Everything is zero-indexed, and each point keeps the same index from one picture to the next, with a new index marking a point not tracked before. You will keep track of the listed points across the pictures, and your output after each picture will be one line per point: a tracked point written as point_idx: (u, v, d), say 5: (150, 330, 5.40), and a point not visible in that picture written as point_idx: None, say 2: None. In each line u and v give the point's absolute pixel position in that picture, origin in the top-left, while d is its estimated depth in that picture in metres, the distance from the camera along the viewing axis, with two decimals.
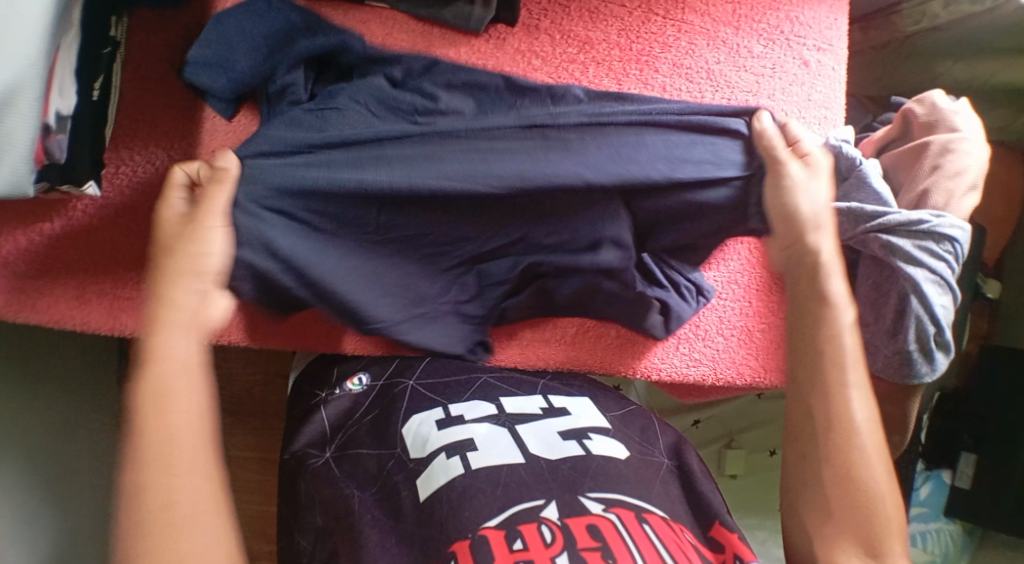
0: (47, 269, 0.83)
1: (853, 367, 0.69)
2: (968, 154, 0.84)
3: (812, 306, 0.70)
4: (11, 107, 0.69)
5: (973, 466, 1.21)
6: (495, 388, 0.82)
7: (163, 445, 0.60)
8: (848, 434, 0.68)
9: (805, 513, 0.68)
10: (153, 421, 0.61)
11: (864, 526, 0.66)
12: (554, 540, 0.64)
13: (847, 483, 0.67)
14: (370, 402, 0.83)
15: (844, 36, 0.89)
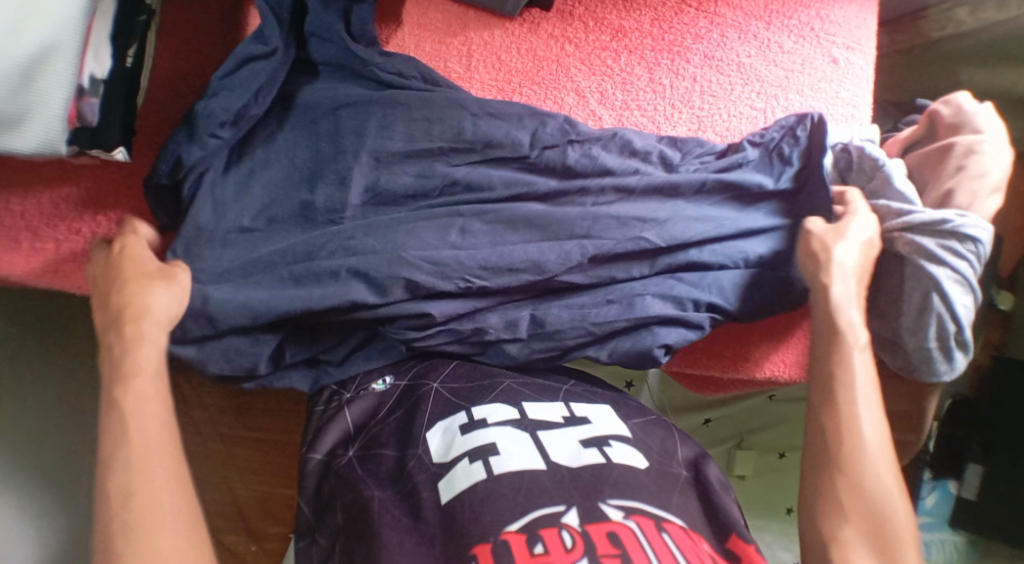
0: (74, 235, 0.83)
1: (864, 388, 0.74)
2: (989, 156, 0.84)
3: (825, 333, 0.77)
4: (45, 65, 0.70)
5: (979, 477, 1.21)
6: (518, 392, 0.79)
7: (140, 460, 0.66)
8: (864, 453, 0.72)
9: (821, 522, 0.70)
10: (138, 443, 0.67)
11: (881, 540, 0.69)
12: (575, 545, 0.63)
13: (860, 498, 0.70)
14: (394, 402, 0.81)
15: (872, 36, 0.91)
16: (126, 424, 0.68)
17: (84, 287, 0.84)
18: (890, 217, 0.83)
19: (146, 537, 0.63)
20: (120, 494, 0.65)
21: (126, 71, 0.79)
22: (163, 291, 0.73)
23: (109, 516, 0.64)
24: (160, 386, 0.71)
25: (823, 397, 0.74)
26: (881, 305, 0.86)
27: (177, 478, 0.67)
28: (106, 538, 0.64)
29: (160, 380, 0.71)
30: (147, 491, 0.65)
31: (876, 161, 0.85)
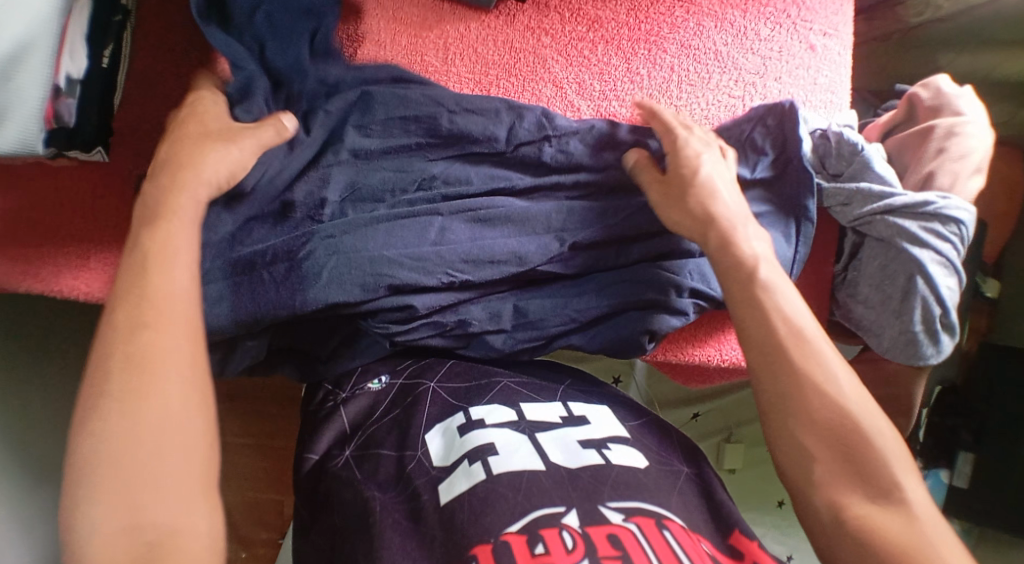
0: (53, 238, 0.83)
1: (804, 317, 0.70)
2: (972, 137, 0.85)
3: (740, 269, 0.73)
4: (21, 62, 0.70)
5: (970, 465, 1.22)
6: (515, 392, 0.78)
7: (155, 416, 0.59)
8: (822, 384, 0.67)
9: (792, 468, 0.66)
10: (158, 371, 0.60)
11: (862, 470, 0.64)
12: (576, 547, 0.63)
13: (826, 431, 0.65)
14: (391, 401, 0.80)
15: (849, 22, 0.92)
16: (133, 377, 0.59)
17: (62, 289, 0.82)
18: (872, 201, 0.83)
19: (148, 470, 0.57)
20: (105, 426, 0.58)
21: (100, 72, 0.79)
22: (219, 160, 0.71)
23: (97, 445, 0.57)
24: (188, 291, 0.64)
25: (754, 351, 0.70)
26: (867, 293, 0.85)
27: (193, 435, 0.60)
28: (104, 498, 0.56)
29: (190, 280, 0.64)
30: (151, 415, 0.59)
31: (855, 145, 0.84)
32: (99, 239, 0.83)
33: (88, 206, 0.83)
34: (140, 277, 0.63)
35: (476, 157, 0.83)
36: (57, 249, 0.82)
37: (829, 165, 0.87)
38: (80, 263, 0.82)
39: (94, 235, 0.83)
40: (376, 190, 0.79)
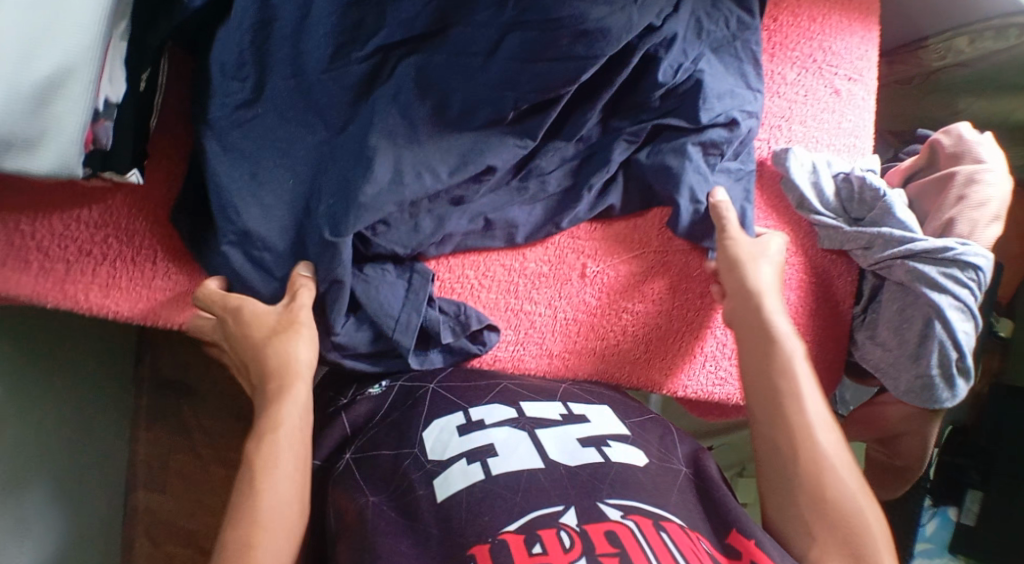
0: (85, 256, 0.83)
1: (807, 384, 0.76)
2: (991, 184, 0.85)
3: (763, 345, 0.78)
4: (64, 87, 0.72)
5: (978, 503, 1.21)
6: (516, 392, 0.80)
7: (274, 508, 0.67)
8: (812, 446, 0.72)
9: (794, 506, 0.71)
10: (269, 480, 0.68)
11: (844, 531, 0.68)
12: (573, 545, 0.64)
13: (818, 499, 0.70)
14: (391, 404, 0.79)
15: (873, 67, 0.93)
16: (252, 472, 0.68)
17: (92, 308, 0.84)
18: (892, 245, 0.84)
19: (265, 515, 0.66)
20: (251, 489, 0.67)
21: (138, 96, 0.79)
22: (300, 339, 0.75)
23: (243, 511, 0.66)
24: (303, 415, 0.72)
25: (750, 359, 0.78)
26: (883, 335, 0.87)
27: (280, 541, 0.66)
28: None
29: (303, 417, 0.72)
30: (270, 506, 0.67)
31: (877, 192, 0.86)
32: (132, 258, 0.84)
33: (121, 224, 0.84)
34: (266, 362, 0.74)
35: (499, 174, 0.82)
36: (86, 267, 0.83)
37: (852, 209, 0.88)
38: (111, 284, 0.84)
39: (126, 253, 0.84)
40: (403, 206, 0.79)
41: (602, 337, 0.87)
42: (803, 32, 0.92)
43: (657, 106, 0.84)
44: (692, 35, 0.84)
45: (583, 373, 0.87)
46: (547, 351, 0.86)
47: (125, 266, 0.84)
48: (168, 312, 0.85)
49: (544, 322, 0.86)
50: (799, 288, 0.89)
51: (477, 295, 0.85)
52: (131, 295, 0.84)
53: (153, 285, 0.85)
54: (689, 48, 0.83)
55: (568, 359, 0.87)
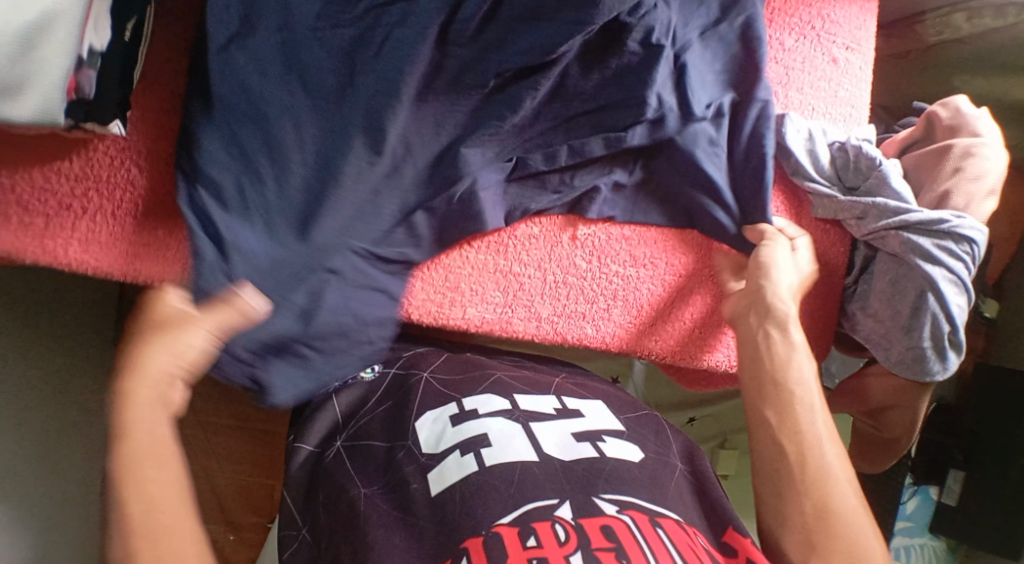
0: (65, 210, 0.81)
1: (815, 406, 0.75)
2: (988, 158, 0.85)
3: (763, 351, 0.77)
4: (48, 32, 0.69)
5: (960, 482, 1.22)
6: (508, 384, 0.79)
7: (164, 516, 0.60)
8: (814, 459, 0.72)
9: (788, 538, 0.70)
10: (150, 487, 0.60)
11: (850, 551, 0.68)
12: (568, 539, 0.63)
13: (824, 514, 0.70)
14: (382, 393, 0.81)
15: (872, 37, 0.92)
16: (124, 482, 0.60)
17: (74, 264, 0.82)
18: (887, 216, 0.84)
19: (142, 524, 0.58)
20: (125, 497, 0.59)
21: (123, 46, 0.77)
22: (211, 319, 0.67)
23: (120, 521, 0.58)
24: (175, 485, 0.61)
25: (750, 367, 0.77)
26: (875, 306, 0.86)
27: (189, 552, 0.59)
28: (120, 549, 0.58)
29: (169, 423, 0.64)
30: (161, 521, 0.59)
31: (873, 161, 0.86)
32: (113, 213, 0.82)
33: (101, 177, 0.81)
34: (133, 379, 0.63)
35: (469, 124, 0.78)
36: (68, 222, 0.81)
37: (846, 178, 0.88)
38: (93, 240, 0.82)
39: (108, 208, 0.82)
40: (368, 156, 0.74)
41: (591, 301, 0.86)
42: None
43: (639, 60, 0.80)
44: (682, 22, 0.80)
45: (572, 336, 0.87)
46: (532, 313, 0.85)
47: (108, 220, 0.82)
48: (150, 271, 0.83)
49: (534, 284, 0.85)
50: None
51: (463, 256, 0.84)
52: (112, 251, 0.82)
53: (135, 241, 0.82)
54: (677, 37, 0.80)
55: (557, 322, 0.86)
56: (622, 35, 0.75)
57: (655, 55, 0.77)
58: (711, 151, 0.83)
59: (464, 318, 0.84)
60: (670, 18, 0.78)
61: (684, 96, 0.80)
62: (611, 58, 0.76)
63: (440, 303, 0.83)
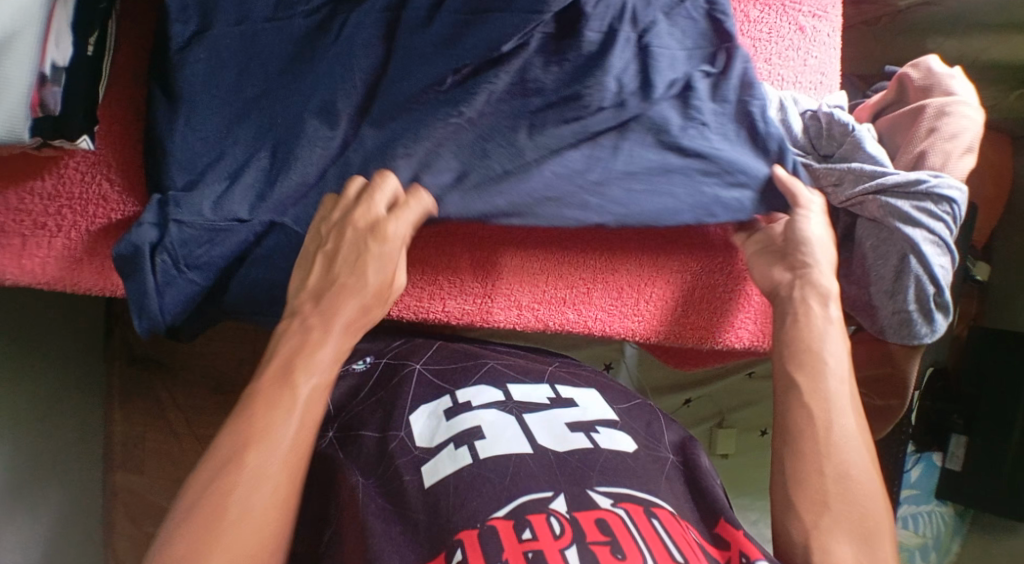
0: (40, 229, 0.81)
1: (839, 369, 0.74)
2: (966, 116, 0.85)
3: (800, 309, 0.77)
4: (8, 51, 0.69)
5: (964, 447, 1.21)
6: (500, 373, 0.80)
7: (245, 514, 0.62)
8: (831, 421, 0.72)
9: (797, 502, 0.69)
10: (235, 490, 0.62)
11: (858, 519, 0.68)
12: (563, 532, 0.61)
13: (836, 478, 0.69)
14: (375, 382, 0.82)
15: (837, 4, 0.92)
16: (212, 485, 0.63)
17: (54, 282, 0.83)
18: (864, 180, 0.83)
19: (228, 509, 0.62)
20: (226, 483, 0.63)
21: (87, 60, 0.77)
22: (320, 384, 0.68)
23: (207, 496, 0.62)
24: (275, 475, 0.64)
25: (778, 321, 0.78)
26: (857, 275, 0.86)
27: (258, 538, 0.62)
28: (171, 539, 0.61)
29: (285, 460, 0.65)
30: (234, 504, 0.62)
31: (846, 127, 0.85)
32: (87, 229, 0.82)
33: (74, 194, 0.81)
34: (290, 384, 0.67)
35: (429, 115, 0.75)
36: (44, 242, 0.82)
37: (820, 146, 0.87)
38: (71, 257, 0.82)
39: (82, 225, 0.82)
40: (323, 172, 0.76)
41: (571, 286, 0.86)
42: None
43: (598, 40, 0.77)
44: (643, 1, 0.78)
45: (553, 323, 0.87)
46: (512, 302, 0.85)
47: (82, 236, 0.82)
48: None
49: (512, 273, 0.85)
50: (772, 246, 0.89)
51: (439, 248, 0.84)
52: (89, 267, 0.83)
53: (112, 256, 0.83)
54: (639, 16, 0.77)
55: (538, 309, 0.86)
56: (581, 24, 0.76)
57: (612, 38, 0.77)
58: (690, 128, 0.80)
59: (445, 308, 0.84)
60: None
61: (646, 75, 0.78)
62: (569, 49, 0.76)
63: (420, 297, 0.84)
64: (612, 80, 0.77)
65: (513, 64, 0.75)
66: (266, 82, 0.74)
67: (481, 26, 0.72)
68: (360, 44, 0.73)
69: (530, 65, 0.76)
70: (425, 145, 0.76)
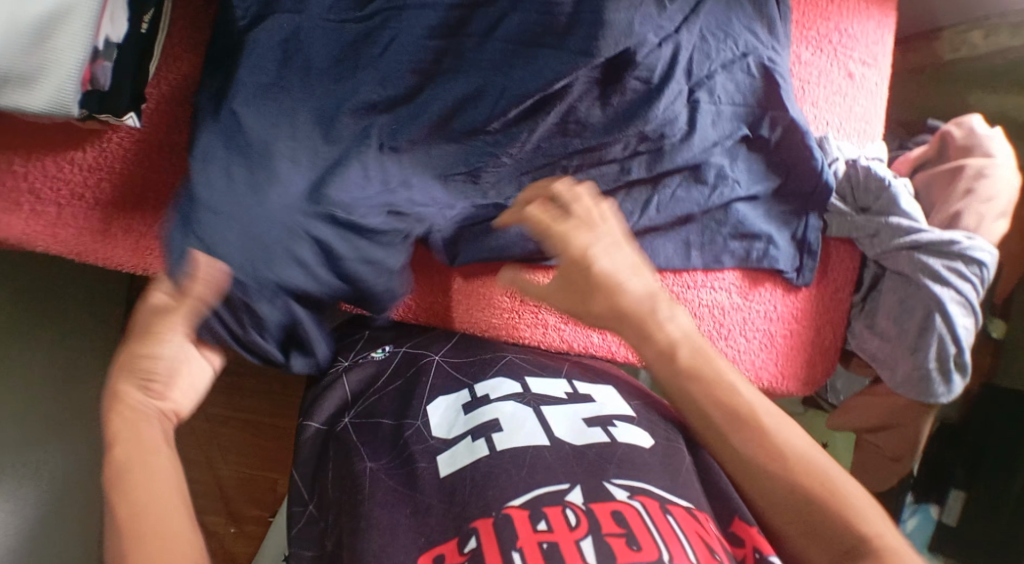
0: (77, 200, 0.82)
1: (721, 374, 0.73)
2: (1000, 180, 0.85)
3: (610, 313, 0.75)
4: (63, 24, 0.69)
5: (961, 502, 1.19)
6: (520, 366, 0.79)
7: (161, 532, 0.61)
8: (763, 429, 0.70)
9: (770, 513, 0.69)
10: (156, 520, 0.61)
11: (822, 518, 0.66)
12: (579, 523, 0.62)
13: (784, 486, 0.68)
14: (392, 371, 0.80)
15: (888, 53, 0.92)
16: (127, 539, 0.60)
17: (83, 254, 0.82)
18: (899, 235, 0.84)
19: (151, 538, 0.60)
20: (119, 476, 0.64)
21: (139, 38, 0.77)
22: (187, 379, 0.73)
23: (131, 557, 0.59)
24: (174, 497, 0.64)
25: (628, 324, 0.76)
26: (883, 324, 0.86)
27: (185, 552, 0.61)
28: None
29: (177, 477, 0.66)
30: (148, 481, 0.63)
31: (881, 181, 0.86)
32: (123, 204, 0.82)
33: (115, 169, 0.82)
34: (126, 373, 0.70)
35: (471, 136, 0.77)
36: (79, 214, 0.82)
37: (858, 197, 0.88)
38: (104, 232, 0.82)
39: (119, 200, 0.82)
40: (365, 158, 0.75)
41: None
42: (822, 12, 0.90)
43: (654, 84, 0.77)
44: (701, 55, 0.80)
45: (578, 345, 0.87)
46: (538, 318, 0.86)
47: (117, 214, 0.82)
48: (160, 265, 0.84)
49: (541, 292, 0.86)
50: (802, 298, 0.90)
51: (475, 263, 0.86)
52: (122, 243, 0.82)
53: (144, 234, 0.83)
54: (693, 70, 0.80)
55: (562, 329, 0.86)
56: (625, 70, 0.76)
57: (658, 90, 0.77)
58: (724, 185, 0.84)
59: (470, 320, 0.86)
60: (678, 52, 0.77)
61: (692, 129, 0.81)
62: (614, 94, 0.77)
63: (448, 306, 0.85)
64: (656, 128, 0.79)
65: (557, 99, 0.76)
66: (313, 92, 0.73)
67: (532, 61, 0.74)
68: (407, 60, 0.74)
69: (575, 102, 0.77)
70: (458, 162, 0.78)
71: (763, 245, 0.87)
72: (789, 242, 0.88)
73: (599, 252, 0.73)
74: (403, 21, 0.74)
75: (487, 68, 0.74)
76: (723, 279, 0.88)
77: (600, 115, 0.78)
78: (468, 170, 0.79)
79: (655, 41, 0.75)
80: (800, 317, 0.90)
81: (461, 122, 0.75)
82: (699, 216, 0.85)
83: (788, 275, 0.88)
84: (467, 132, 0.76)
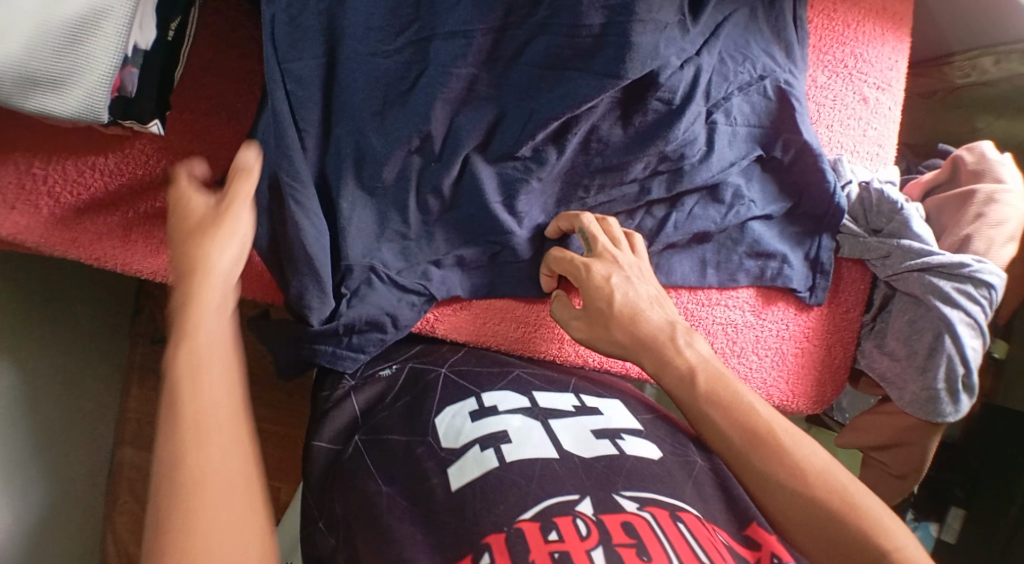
0: (98, 205, 0.82)
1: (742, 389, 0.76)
2: (1010, 205, 0.86)
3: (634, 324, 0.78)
4: (96, 33, 0.69)
5: (960, 520, 1.20)
6: (528, 382, 0.80)
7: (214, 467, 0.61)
8: (785, 447, 0.72)
9: (785, 526, 0.70)
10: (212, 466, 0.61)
11: (841, 527, 0.68)
12: (590, 533, 0.63)
13: (806, 499, 0.70)
14: (401, 388, 0.79)
15: (902, 78, 0.94)
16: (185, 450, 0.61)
17: (103, 259, 0.83)
18: (910, 257, 0.86)
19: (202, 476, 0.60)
20: (179, 473, 0.60)
21: (167, 45, 0.77)
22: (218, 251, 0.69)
23: (174, 520, 0.58)
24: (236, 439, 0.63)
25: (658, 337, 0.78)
26: (893, 344, 0.88)
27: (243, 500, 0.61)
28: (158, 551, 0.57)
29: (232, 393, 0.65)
30: (218, 483, 0.60)
31: (894, 204, 0.87)
32: (144, 210, 0.83)
33: (136, 175, 0.82)
34: (189, 339, 0.65)
35: (503, 160, 0.79)
36: (100, 219, 0.82)
37: (871, 221, 0.89)
38: (124, 236, 0.83)
39: (140, 206, 0.83)
40: (399, 179, 0.78)
41: None
42: (837, 36, 0.92)
43: (677, 105, 0.79)
44: (719, 77, 0.82)
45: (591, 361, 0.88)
46: (550, 338, 0.87)
47: (138, 219, 0.83)
48: None
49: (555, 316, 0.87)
50: (811, 317, 0.91)
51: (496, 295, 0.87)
52: (143, 248, 0.83)
53: (164, 239, 0.84)
54: (711, 93, 0.81)
55: (576, 346, 0.87)
56: (648, 92, 0.78)
57: (680, 110, 0.79)
58: (740, 204, 0.86)
59: (488, 334, 0.86)
60: (699, 74, 0.80)
61: (711, 150, 0.82)
62: (635, 115, 0.79)
63: (469, 320, 0.86)
64: (677, 149, 0.81)
65: (579, 118, 0.78)
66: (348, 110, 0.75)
67: (560, 83, 0.75)
68: (436, 83, 0.74)
69: (597, 121, 0.79)
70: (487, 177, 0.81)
71: (778, 264, 0.88)
72: (803, 262, 0.89)
73: (618, 281, 0.79)
74: (430, 54, 0.73)
75: (513, 87, 0.76)
76: (733, 299, 0.89)
77: (622, 135, 0.80)
78: (504, 199, 0.81)
79: (678, 63, 0.77)
80: (809, 337, 0.91)
81: (489, 138, 0.78)
82: (715, 235, 0.87)
83: (800, 293, 0.90)
84: (506, 159, 0.79)
